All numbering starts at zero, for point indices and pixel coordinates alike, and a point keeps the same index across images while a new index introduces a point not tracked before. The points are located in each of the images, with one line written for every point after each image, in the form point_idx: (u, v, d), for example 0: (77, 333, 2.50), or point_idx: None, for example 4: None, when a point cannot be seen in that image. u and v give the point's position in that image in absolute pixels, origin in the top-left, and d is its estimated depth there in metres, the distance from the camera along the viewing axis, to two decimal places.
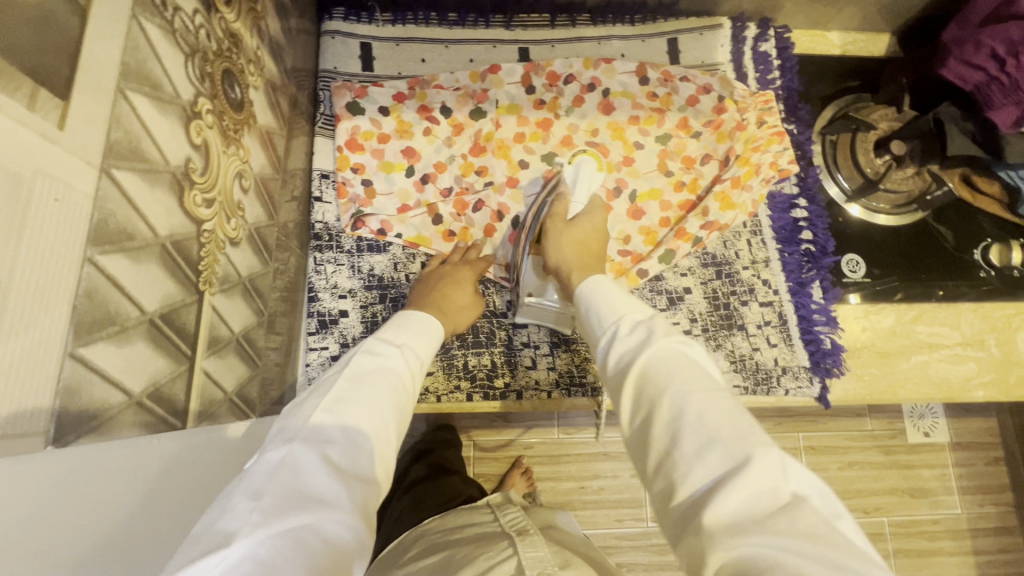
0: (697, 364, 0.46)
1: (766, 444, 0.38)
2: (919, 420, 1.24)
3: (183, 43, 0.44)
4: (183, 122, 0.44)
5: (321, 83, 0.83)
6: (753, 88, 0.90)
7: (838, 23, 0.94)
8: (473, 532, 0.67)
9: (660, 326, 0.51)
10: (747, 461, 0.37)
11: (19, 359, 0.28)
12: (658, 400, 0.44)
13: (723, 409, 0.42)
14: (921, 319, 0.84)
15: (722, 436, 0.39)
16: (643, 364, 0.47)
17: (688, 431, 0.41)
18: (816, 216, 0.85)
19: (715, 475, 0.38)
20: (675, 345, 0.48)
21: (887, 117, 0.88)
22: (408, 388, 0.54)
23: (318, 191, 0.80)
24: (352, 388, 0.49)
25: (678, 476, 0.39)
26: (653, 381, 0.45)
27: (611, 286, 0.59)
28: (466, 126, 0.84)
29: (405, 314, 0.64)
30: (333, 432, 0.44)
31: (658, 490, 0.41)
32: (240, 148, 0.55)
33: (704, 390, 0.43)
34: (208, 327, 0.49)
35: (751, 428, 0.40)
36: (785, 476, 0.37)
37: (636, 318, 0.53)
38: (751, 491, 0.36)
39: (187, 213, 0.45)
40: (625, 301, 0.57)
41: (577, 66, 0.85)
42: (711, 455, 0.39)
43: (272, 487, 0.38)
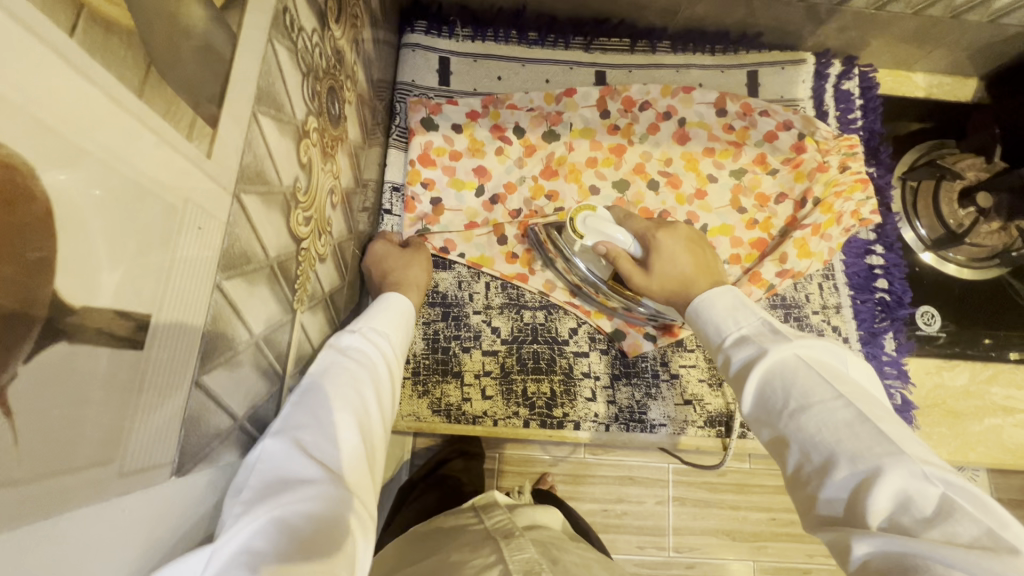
0: (813, 368, 0.44)
1: (899, 451, 0.37)
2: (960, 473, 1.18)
3: (302, 62, 0.44)
4: (296, 140, 0.44)
5: (398, 95, 0.83)
6: (833, 126, 0.87)
7: (924, 64, 0.91)
8: (452, 538, 0.67)
9: (771, 338, 0.48)
10: (883, 472, 0.36)
11: (160, 389, 0.28)
12: (778, 415, 0.43)
13: (846, 415, 0.40)
14: (996, 380, 0.80)
15: (848, 448, 0.38)
16: (758, 381, 0.46)
17: (814, 444, 0.40)
18: (893, 264, 0.82)
19: (852, 489, 0.37)
20: (788, 356, 0.45)
21: (976, 166, 0.85)
22: (381, 368, 0.51)
23: (387, 203, 0.80)
24: (322, 377, 0.46)
25: (814, 487, 0.39)
26: (772, 392, 0.44)
27: (725, 291, 0.55)
28: (538, 148, 0.82)
29: (383, 300, 0.60)
30: (301, 417, 0.41)
31: (798, 498, 0.41)
32: (334, 163, 0.55)
33: (823, 397, 0.41)
34: (297, 344, 0.49)
35: (883, 435, 0.38)
36: (927, 482, 0.35)
37: (744, 330, 0.50)
38: (896, 504, 0.36)
39: (291, 231, 0.45)
40: (734, 305, 0.53)
41: (654, 93, 0.84)
42: (839, 468, 0.38)
43: (250, 485, 0.36)
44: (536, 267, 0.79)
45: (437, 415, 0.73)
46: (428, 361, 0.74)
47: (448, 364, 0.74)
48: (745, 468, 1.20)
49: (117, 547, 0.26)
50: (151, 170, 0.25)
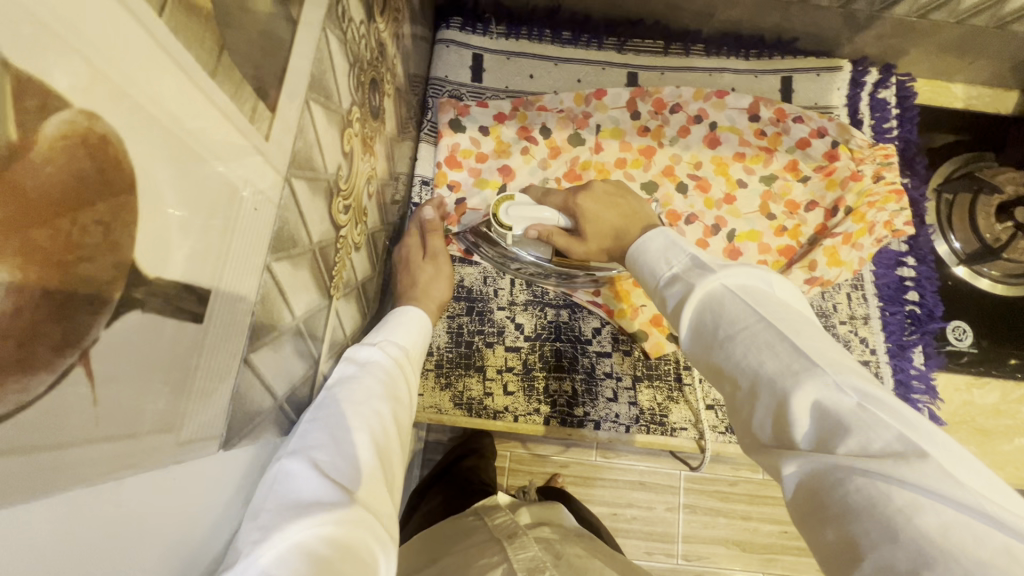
0: (737, 294, 0.43)
1: (816, 367, 0.36)
2: None
3: (350, 53, 0.45)
4: (340, 130, 0.45)
5: (431, 90, 0.84)
6: (868, 135, 0.86)
7: (964, 76, 0.89)
8: (454, 542, 0.67)
9: (699, 274, 0.47)
10: (800, 391, 0.36)
11: (213, 363, 0.29)
12: (711, 348, 0.43)
13: (770, 339, 0.39)
14: None
15: (771, 371, 0.38)
16: (690, 318, 0.46)
17: (742, 370, 0.40)
18: (925, 277, 0.81)
19: (777, 413, 0.37)
20: (713, 287, 0.45)
21: (1015, 180, 0.83)
22: (396, 386, 0.51)
23: (417, 197, 0.81)
24: (337, 395, 0.45)
25: (747, 414, 0.40)
26: (705, 328, 0.44)
27: (660, 234, 0.55)
28: (563, 150, 0.83)
29: (397, 313, 0.60)
30: (319, 436, 0.41)
31: (740, 428, 0.41)
32: (371, 154, 0.56)
33: (749, 324, 0.41)
34: (332, 329, 0.50)
35: (800, 350, 0.37)
36: (843, 392, 0.35)
37: (675, 269, 0.50)
38: (816, 419, 0.35)
39: (332, 219, 0.46)
40: (665, 246, 0.53)
41: (686, 96, 0.84)
42: (765, 393, 0.38)
43: (266, 506, 0.35)
44: None
45: (459, 408, 0.73)
46: (452, 355, 0.75)
47: (470, 358, 0.75)
48: (757, 478, 1.19)
49: (169, 514, 0.27)
50: (217, 149, 0.26)
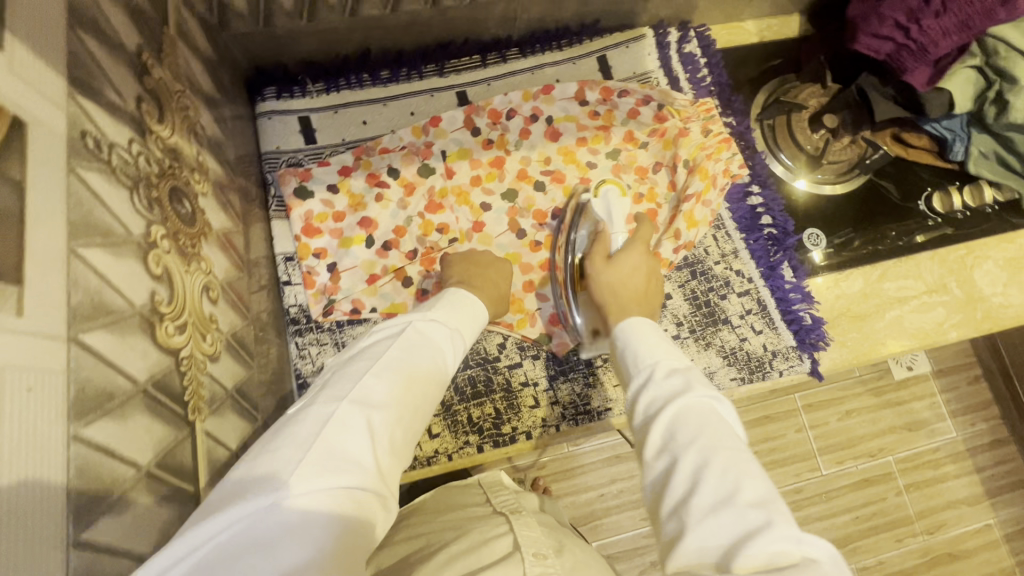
0: (725, 419, 0.47)
1: (786, 516, 0.39)
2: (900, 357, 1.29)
3: (124, 178, 0.42)
4: (140, 257, 0.43)
5: (267, 166, 0.81)
6: (687, 88, 0.93)
7: (750, 12, 0.98)
8: (458, 513, 0.65)
9: (694, 376, 0.51)
10: (768, 526, 0.38)
11: (19, 562, 0.27)
12: (685, 451, 0.44)
13: (749, 471, 0.42)
14: (886, 276, 0.88)
15: (746, 497, 0.40)
16: (670, 417, 0.47)
17: (710, 483, 0.41)
18: (771, 200, 0.88)
19: (731, 537, 0.38)
20: (705, 402, 0.48)
21: (815, 93, 0.94)
22: (444, 366, 0.55)
23: (285, 275, 0.78)
24: (397, 363, 0.50)
25: (694, 528, 0.40)
26: (681, 433, 0.45)
27: (652, 326, 0.58)
28: (417, 184, 0.83)
29: (451, 291, 0.64)
30: (376, 397, 0.45)
31: (669, 536, 0.41)
32: (201, 261, 0.54)
33: (733, 450, 0.43)
34: (207, 453, 0.47)
35: (772, 495, 0.41)
36: (803, 545, 0.37)
37: (671, 363, 0.53)
38: (766, 556, 0.37)
39: (162, 347, 0.43)
40: (663, 346, 0.55)
41: (516, 100, 0.86)
42: (729, 514, 0.39)
43: (318, 441, 0.40)
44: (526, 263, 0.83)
45: None
46: None
47: None
48: None
49: None
50: None
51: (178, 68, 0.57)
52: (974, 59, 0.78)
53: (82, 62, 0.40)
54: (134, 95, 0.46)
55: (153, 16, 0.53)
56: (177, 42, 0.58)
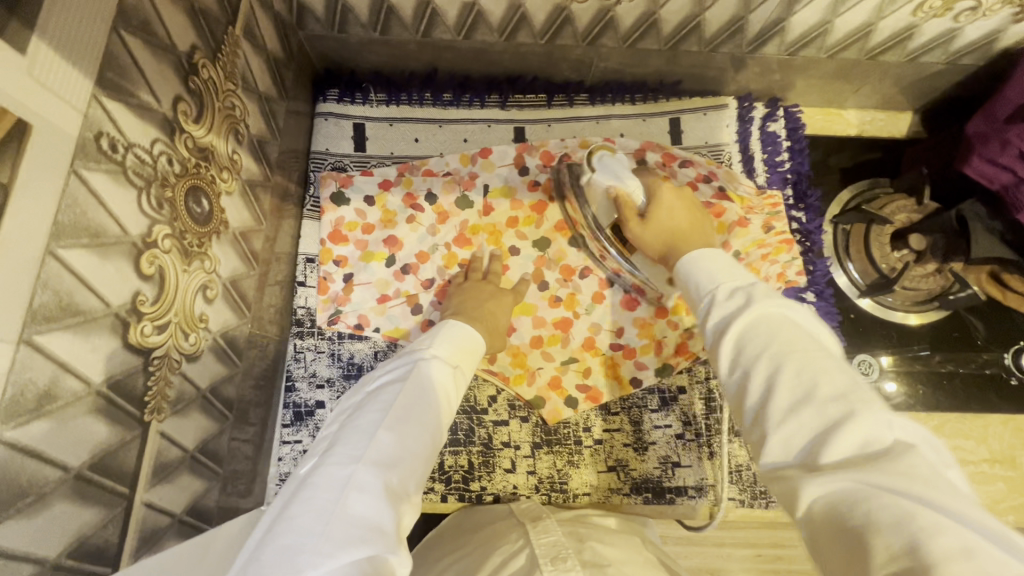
0: (798, 322, 0.43)
1: (871, 400, 0.36)
2: None
3: (135, 178, 0.43)
4: (132, 258, 0.43)
5: (313, 164, 0.82)
6: (760, 170, 0.86)
7: (854, 102, 0.89)
8: (483, 527, 0.61)
9: (763, 290, 0.46)
10: (852, 416, 0.35)
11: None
12: (757, 360, 0.41)
13: (827, 365, 0.39)
14: (941, 430, 0.77)
15: (824, 392, 0.37)
16: (739, 330, 0.44)
17: (786, 385, 0.39)
18: (825, 312, 0.79)
19: (813, 429, 0.36)
20: (774, 310, 0.44)
21: (905, 208, 0.81)
22: (452, 403, 0.54)
23: (302, 275, 0.78)
24: (407, 408, 0.48)
25: (774, 426, 0.38)
26: (752, 344, 0.42)
27: (717, 254, 0.53)
28: (451, 214, 0.81)
29: (452, 324, 0.61)
30: (391, 452, 0.44)
31: (757, 440, 0.40)
32: (205, 259, 0.54)
33: (808, 349, 0.40)
34: (155, 454, 0.48)
35: (857, 385, 0.37)
36: (890, 426, 0.35)
37: (735, 283, 0.49)
38: (856, 447, 0.34)
39: (132, 349, 0.44)
40: (726, 267, 0.51)
41: (573, 146, 0.82)
42: (808, 407, 0.37)
43: (335, 510, 0.38)
44: (580, 310, 0.79)
45: None
46: None
47: None
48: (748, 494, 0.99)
49: None
50: None
51: (235, 68, 0.59)
52: None
53: (118, 63, 0.41)
54: (173, 95, 0.47)
55: (219, 16, 0.55)
56: (241, 43, 0.60)
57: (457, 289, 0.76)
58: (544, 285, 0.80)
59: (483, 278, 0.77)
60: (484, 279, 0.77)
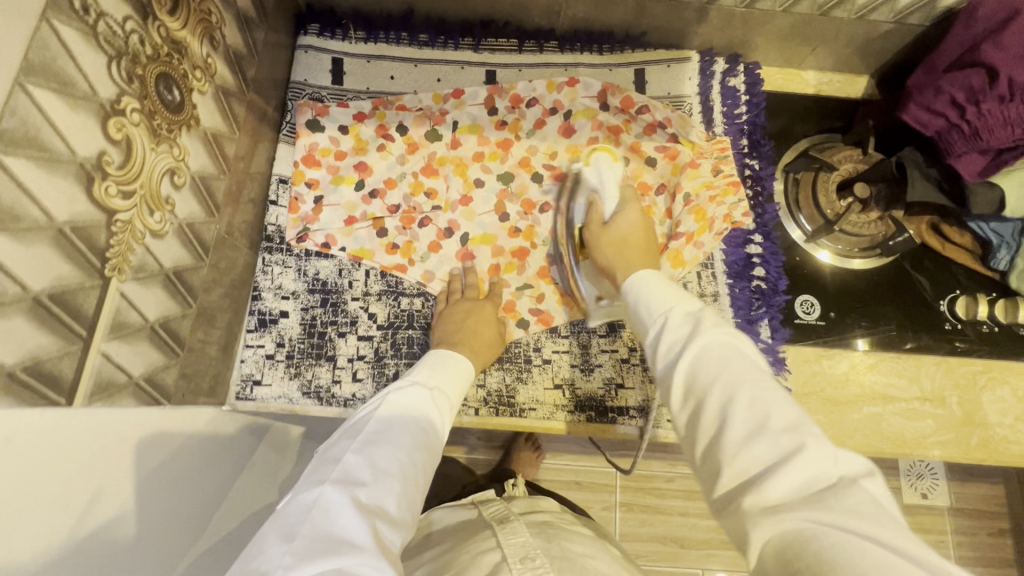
0: (742, 349, 0.49)
1: (816, 435, 0.41)
2: (918, 481, 1.35)
3: (106, 46, 0.47)
4: (99, 117, 0.47)
5: (290, 93, 0.86)
6: (718, 121, 0.90)
7: (812, 62, 0.93)
8: (463, 530, 0.73)
9: (706, 313, 0.53)
10: (804, 448, 0.40)
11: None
12: (709, 390, 0.46)
13: (772, 399, 0.44)
14: (877, 368, 0.81)
15: (777, 427, 0.42)
16: (692, 356, 0.49)
17: (740, 415, 0.44)
18: (770, 253, 0.83)
19: (767, 462, 0.41)
20: (724, 337, 0.50)
21: (853, 158, 0.85)
22: (434, 425, 0.59)
23: (274, 195, 0.82)
24: (376, 433, 0.54)
25: (729, 461, 0.42)
26: (705, 369, 0.48)
27: (657, 277, 0.61)
28: (421, 146, 0.85)
29: (433, 354, 0.68)
30: (361, 471, 0.49)
31: (710, 477, 0.44)
32: (174, 146, 0.58)
33: (754, 380, 0.46)
34: (114, 311, 0.51)
35: (803, 418, 0.43)
36: (837, 461, 0.40)
37: (682, 308, 0.55)
38: (804, 482, 0.39)
39: (95, 201, 0.48)
40: (665, 292, 0.58)
41: (540, 89, 0.87)
42: (759, 441, 0.42)
43: (303, 529, 0.43)
44: (538, 242, 0.83)
45: (308, 397, 0.75)
46: (304, 345, 0.77)
47: (321, 349, 0.76)
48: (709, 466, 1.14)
49: None
50: None
51: None
52: None
53: None
54: None
55: None
56: None
57: (445, 307, 0.78)
58: (505, 216, 0.84)
59: (461, 291, 0.79)
60: (463, 294, 0.79)
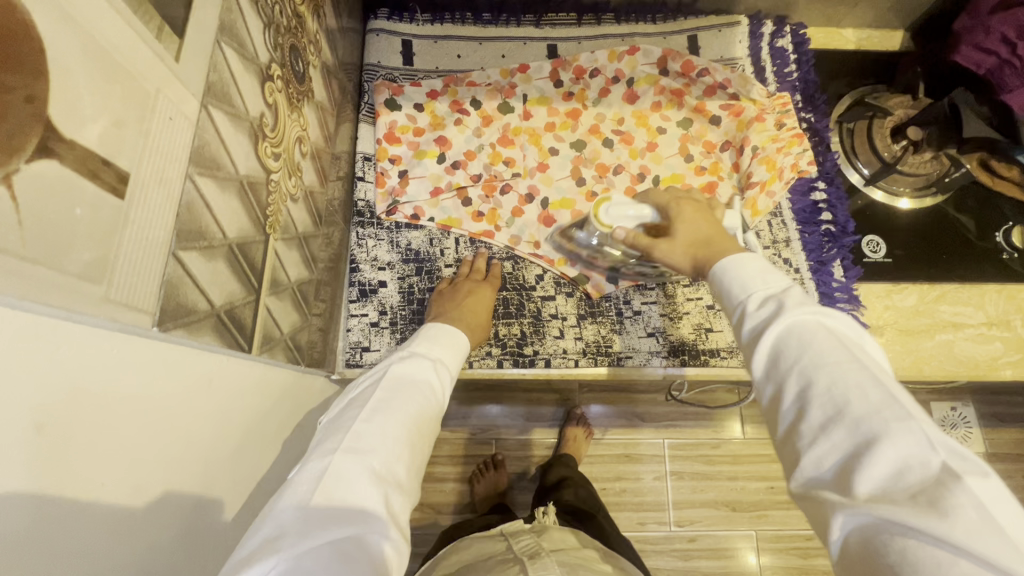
0: (825, 324, 0.43)
1: (908, 420, 0.35)
2: (952, 430, 1.41)
3: (262, 13, 0.51)
4: (259, 80, 0.50)
5: (366, 76, 0.89)
6: (771, 80, 0.94)
7: (850, 21, 0.98)
8: (484, 559, 0.68)
9: (797, 297, 0.46)
10: (889, 438, 0.35)
11: (139, 228, 0.33)
12: (789, 370, 0.42)
13: (861, 381, 0.38)
14: (943, 299, 0.85)
15: (859, 413, 0.37)
16: (772, 340, 0.44)
17: (818, 399, 0.39)
18: (835, 198, 0.87)
19: (848, 452, 0.36)
20: (810, 320, 0.43)
21: (904, 103, 0.91)
22: (433, 395, 0.58)
23: (360, 171, 0.85)
24: (382, 401, 0.52)
25: (805, 446, 0.39)
26: (788, 349, 0.43)
27: (754, 260, 0.51)
28: (495, 118, 0.89)
29: (433, 326, 0.68)
30: (369, 439, 0.47)
31: (788, 458, 0.40)
32: (300, 116, 0.61)
33: (842, 360, 0.40)
34: (271, 268, 0.54)
35: (892, 399, 0.37)
36: (934, 449, 0.34)
37: (768, 290, 0.48)
38: (892, 478, 0.34)
39: (260, 160, 0.51)
40: (764, 272, 0.50)
41: (602, 60, 0.90)
42: (839, 428, 0.37)
43: (316, 495, 0.42)
44: None
45: None
46: (405, 312, 0.79)
47: (423, 314, 0.79)
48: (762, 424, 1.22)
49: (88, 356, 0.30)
50: (135, 61, 0.32)
51: None
52: None
53: None
54: None
55: None
56: None
57: (444, 290, 0.78)
58: (581, 180, 0.87)
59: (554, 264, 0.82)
60: (482, 279, 0.80)
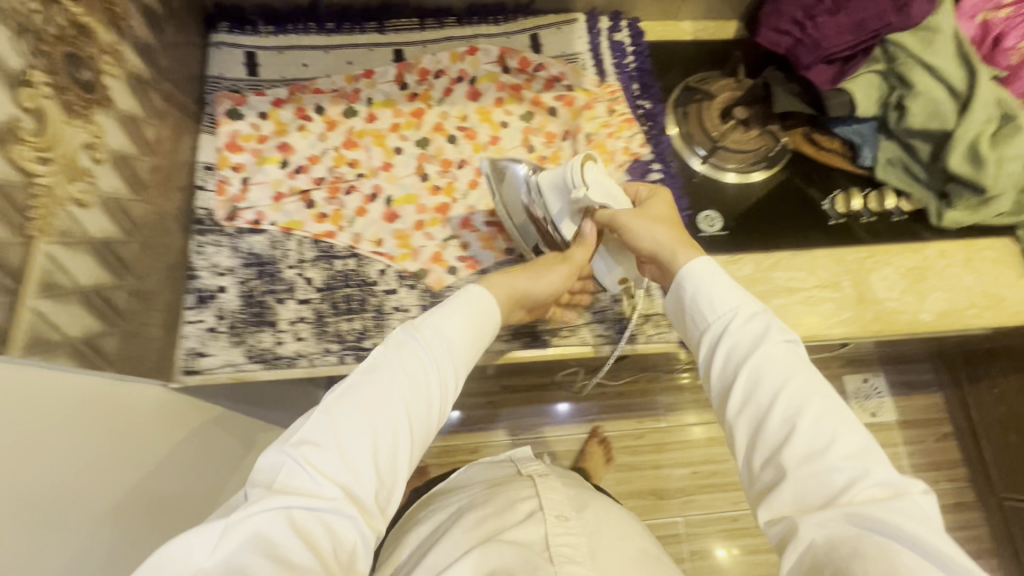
0: (809, 362, 0.50)
1: (880, 455, 0.44)
2: (865, 401, 1.43)
3: (9, 21, 0.52)
4: (7, 85, 0.51)
5: (208, 87, 0.90)
6: (611, 71, 0.98)
7: (685, 13, 1.04)
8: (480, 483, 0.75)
9: (776, 323, 0.53)
10: (869, 468, 0.43)
11: None
12: (777, 398, 0.48)
13: (836, 414, 0.46)
14: (778, 266, 0.89)
15: (835, 447, 0.44)
16: (749, 368, 0.51)
17: (809, 427, 0.46)
18: (669, 176, 0.92)
19: (839, 477, 0.43)
20: (783, 350, 0.51)
21: (728, 87, 0.98)
22: (424, 372, 0.52)
23: (201, 181, 0.85)
24: (354, 388, 0.49)
25: (788, 471, 0.45)
26: (773, 380, 0.49)
27: (717, 270, 0.57)
28: (339, 123, 0.91)
29: (461, 294, 0.60)
30: (325, 435, 0.45)
31: (768, 481, 0.46)
32: (89, 123, 0.62)
33: (817, 394, 0.48)
34: (40, 271, 0.54)
35: (871, 442, 0.45)
36: (911, 474, 0.42)
37: (748, 310, 0.55)
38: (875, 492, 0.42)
39: (14, 163, 0.51)
40: (723, 286, 0.56)
41: (444, 62, 0.94)
42: (820, 457, 0.44)
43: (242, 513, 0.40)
44: (457, 195, 0.88)
45: (254, 362, 0.77)
46: (244, 315, 0.79)
47: (262, 316, 0.79)
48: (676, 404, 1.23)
49: None
50: None
51: None
52: (878, 65, 0.85)
53: None
54: None
55: None
56: None
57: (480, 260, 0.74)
58: (425, 175, 0.89)
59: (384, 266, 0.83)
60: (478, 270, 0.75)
